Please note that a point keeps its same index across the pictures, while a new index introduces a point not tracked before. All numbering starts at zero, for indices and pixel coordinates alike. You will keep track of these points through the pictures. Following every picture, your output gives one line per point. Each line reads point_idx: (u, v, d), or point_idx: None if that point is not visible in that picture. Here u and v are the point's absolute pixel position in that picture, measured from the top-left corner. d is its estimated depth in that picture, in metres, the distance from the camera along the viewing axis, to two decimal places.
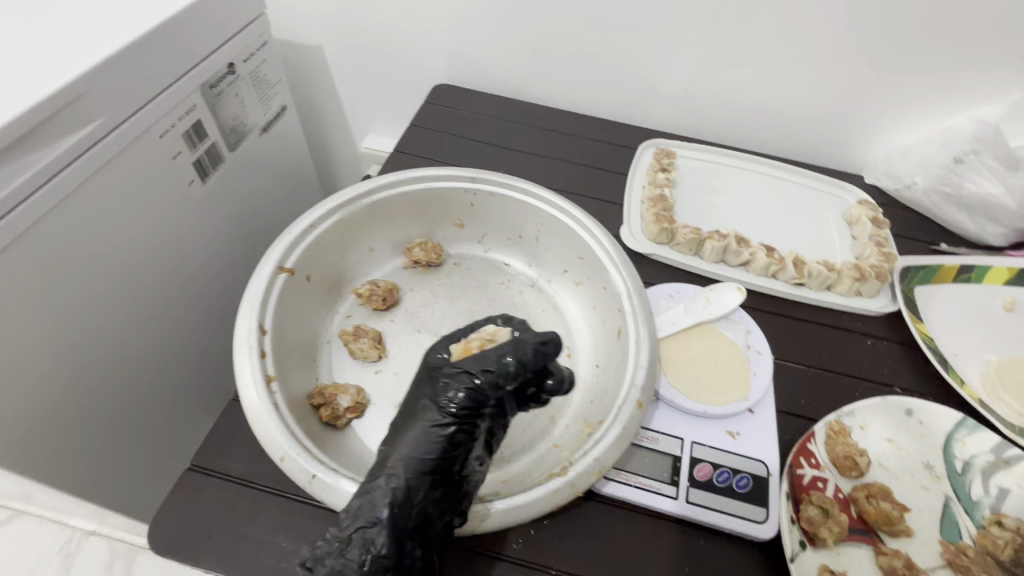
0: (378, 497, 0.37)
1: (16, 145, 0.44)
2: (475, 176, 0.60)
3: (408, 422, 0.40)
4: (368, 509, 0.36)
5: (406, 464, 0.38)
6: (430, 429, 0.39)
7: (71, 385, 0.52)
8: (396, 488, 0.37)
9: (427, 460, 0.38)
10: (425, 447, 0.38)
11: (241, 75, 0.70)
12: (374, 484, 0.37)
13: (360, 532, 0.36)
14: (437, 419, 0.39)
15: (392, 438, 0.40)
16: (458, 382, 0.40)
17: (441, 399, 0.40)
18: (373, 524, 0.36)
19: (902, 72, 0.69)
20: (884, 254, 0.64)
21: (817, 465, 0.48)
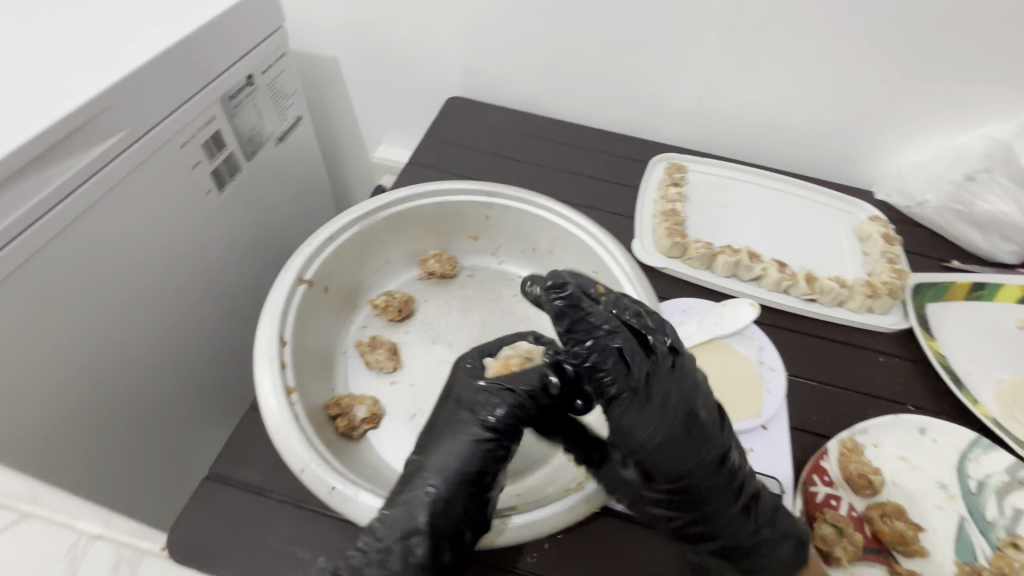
0: (417, 507, 0.37)
1: (45, 154, 0.45)
2: (491, 190, 0.61)
3: (443, 433, 0.40)
4: (407, 520, 0.37)
5: (448, 477, 0.38)
6: (470, 443, 0.39)
7: (89, 391, 0.53)
8: (437, 500, 0.37)
9: (466, 473, 0.38)
10: (464, 462, 0.38)
11: (260, 87, 0.72)
12: (411, 496, 0.37)
13: (401, 543, 0.36)
14: (478, 433, 0.39)
15: (427, 449, 0.40)
16: (501, 398, 0.40)
17: (483, 415, 0.39)
18: (412, 535, 0.36)
19: (912, 89, 0.70)
20: (896, 271, 0.64)
21: (829, 483, 0.48)
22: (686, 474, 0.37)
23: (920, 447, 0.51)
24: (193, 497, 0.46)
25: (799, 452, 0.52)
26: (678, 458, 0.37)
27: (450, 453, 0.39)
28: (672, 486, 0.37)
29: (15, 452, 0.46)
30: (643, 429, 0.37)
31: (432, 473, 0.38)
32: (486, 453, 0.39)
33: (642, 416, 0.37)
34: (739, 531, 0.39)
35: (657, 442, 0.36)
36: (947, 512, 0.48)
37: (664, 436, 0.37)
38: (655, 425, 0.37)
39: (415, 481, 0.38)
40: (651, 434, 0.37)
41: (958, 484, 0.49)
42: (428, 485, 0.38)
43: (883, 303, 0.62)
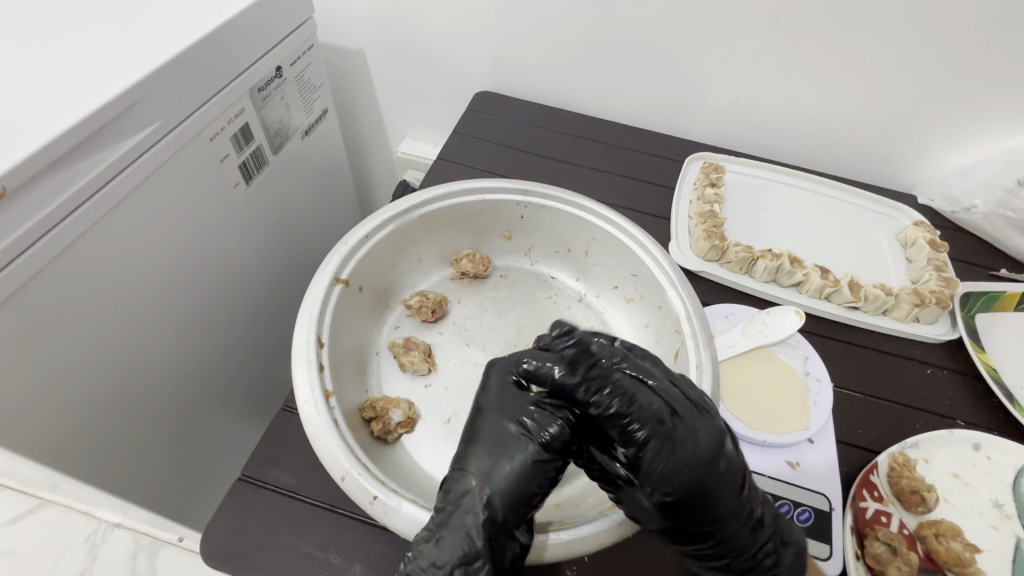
0: (475, 530, 0.35)
1: (77, 149, 0.44)
2: (527, 188, 0.59)
3: (495, 448, 0.37)
4: (466, 544, 0.35)
5: (504, 499, 0.36)
6: (530, 464, 0.36)
7: (117, 387, 0.52)
8: (490, 522, 0.35)
9: (526, 495, 0.36)
10: (518, 482, 0.36)
11: (288, 79, 0.70)
12: (461, 518, 0.35)
13: (462, 569, 0.34)
14: (538, 454, 0.37)
15: (477, 466, 0.36)
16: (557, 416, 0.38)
17: (540, 434, 0.38)
18: (463, 562, 0.34)
19: (966, 90, 0.67)
20: (944, 279, 0.61)
21: (879, 499, 0.47)
22: (711, 507, 0.35)
23: (974, 463, 0.50)
24: (226, 499, 0.45)
25: (845, 467, 0.50)
26: (704, 494, 0.34)
27: (507, 472, 0.36)
28: (694, 518, 0.35)
29: (45, 450, 0.45)
30: (669, 469, 0.34)
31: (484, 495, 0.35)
32: (543, 473, 0.37)
33: (671, 457, 0.34)
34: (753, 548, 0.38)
35: (685, 480, 0.34)
36: (1002, 533, 0.47)
37: (690, 473, 0.34)
38: (684, 463, 0.34)
39: (462, 501, 0.36)
40: (679, 473, 0.34)
41: (1013, 504, 0.48)
42: (483, 507, 0.35)
43: (929, 312, 0.59)
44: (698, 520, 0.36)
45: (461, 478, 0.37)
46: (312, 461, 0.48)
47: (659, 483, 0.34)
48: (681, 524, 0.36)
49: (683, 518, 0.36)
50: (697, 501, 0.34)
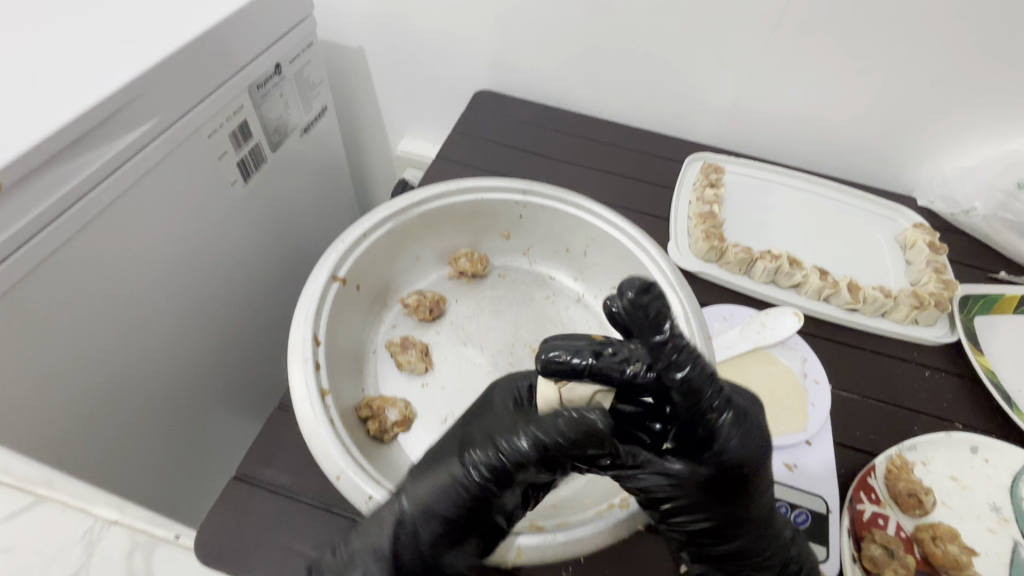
0: (386, 527, 0.36)
1: (74, 146, 0.44)
2: (526, 188, 0.59)
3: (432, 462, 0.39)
4: (372, 540, 0.36)
5: (416, 506, 0.37)
6: (450, 478, 0.37)
7: (113, 386, 0.52)
8: (484, 488, 0.36)
9: (441, 506, 0.37)
10: (518, 456, 0.36)
11: (287, 76, 0.70)
12: (455, 483, 0.37)
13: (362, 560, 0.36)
14: (458, 469, 0.37)
15: (489, 437, 0.38)
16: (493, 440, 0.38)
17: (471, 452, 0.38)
18: (437, 524, 0.36)
19: (966, 92, 0.66)
20: (943, 281, 0.61)
21: (877, 501, 0.47)
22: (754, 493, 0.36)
23: (972, 466, 0.50)
24: (221, 498, 0.45)
25: (843, 469, 0.50)
26: (753, 478, 0.35)
27: (516, 446, 0.36)
28: (739, 505, 0.36)
29: (39, 446, 0.45)
30: (738, 442, 0.35)
31: (490, 461, 0.37)
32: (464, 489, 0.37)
33: (742, 431, 0.35)
34: (775, 548, 0.38)
35: (747, 458, 0.35)
36: (1000, 536, 0.47)
37: (751, 451, 0.35)
38: (750, 438, 0.35)
39: (463, 464, 0.37)
40: (744, 450, 0.35)
41: (1011, 507, 0.48)
42: (477, 474, 0.37)
43: (928, 315, 0.59)
44: (739, 508, 0.36)
45: (474, 445, 0.38)
46: (308, 460, 0.48)
47: (721, 458, 0.34)
48: (721, 513, 0.36)
49: (727, 505, 0.36)
50: (745, 485, 0.35)
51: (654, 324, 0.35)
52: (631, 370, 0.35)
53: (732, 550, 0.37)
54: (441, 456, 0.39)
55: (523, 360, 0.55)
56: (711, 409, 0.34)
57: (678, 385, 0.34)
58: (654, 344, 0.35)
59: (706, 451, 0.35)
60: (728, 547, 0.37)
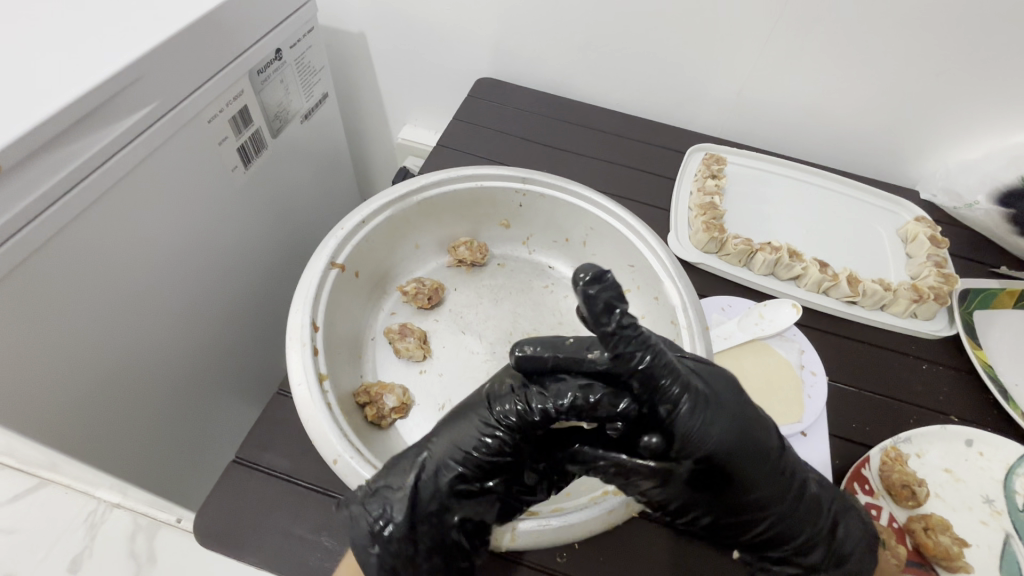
0: (410, 464, 0.38)
1: (72, 129, 0.43)
2: (525, 176, 0.59)
3: (460, 413, 0.40)
4: (398, 474, 0.38)
5: (442, 453, 0.38)
6: (477, 428, 0.39)
7: (113, 370, 0.52)
8: (509, 438, 0.38)
9: (466, 455, 0.38)
10: (554, 411, 0.38)
11: (287, 62, 0.69)
12: (481, 434, 0.39)
13: (384, 491, 0.37)
14: (487, 420, 0.39)
15: (519, 389, 0.40)
16: (518, 396, 0.39)
17: (497, 405, 0.39)
18: (458, 469, 0.38)
19: (973, 85, 0.66)
20: (943, 275, 0.61)
21: (869, 492, 0.48)
22: (749, 485, 0.37)
23: (965, 459, 0.50)
24: (220, 482, 0.46)
25: (837, 460, 0.51)
26: (740, 467, 0.36)
27: (551, 404, 0.38)
28: (732, 495, 0.37)
29: (42, 428, 0.46)
30: (703, 430, 0.35)
31: (521, 411, 0.38)
32: (486, 443, 0.38)
33: (706, 417, 0.35)
34: (805, 533, 0.40)
35: (720, 446, 0.35)
36: (992, 529, 0.47)
37: (726, 440, 0.36)
38: (715, 423, 0.35)
39: (493, 414, 0.39)
40: (713, 440, 0.35)
41: (1004, 500, 0.48)
42: (504, 423, 0.39)
43: (927, 308, 0.59)
44: (733, 498, 0.37)
45: (502, 398, 0.40)
46: (306, 445, 0.48)
47: (700, 448, 0.35)
48: (714, 504, 0.37)
49: (720, 494, 0.37)
50: (735, 475, 0.36)
51: (605, 313, 0.33)
52: (592, 360, 0.37)
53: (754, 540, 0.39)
54: (468, 405, 0.40)
55: None
56: (668, 399, 0.35)
57: (630, 371, 0.35)
58: (605, 336, 0.33)
59: (679, 449, 0.35)
60: (750, 535, 0.39)
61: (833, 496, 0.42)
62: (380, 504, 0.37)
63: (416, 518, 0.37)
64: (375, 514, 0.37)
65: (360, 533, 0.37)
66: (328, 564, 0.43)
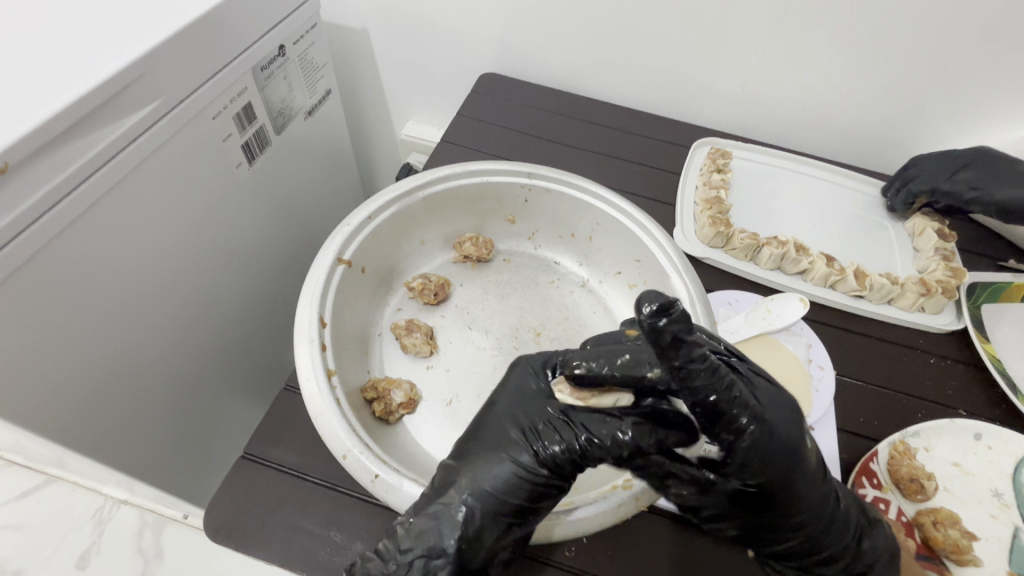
0: (448, 524, 0.36)
1: (79, 126, 0.43)
2: (531, 171, 0.59)
3: (490, 452, 0.39)
4: (435, 537, 0.35)
5: (483, 506, 0.36)
6: (516, 473, 0.37)
7: (116, 369, 0.52)
8: (551, 474, 0.38)
9: (509, 502, 0.37)
10: (605, 449, 0.38)
11: (291, 58, 0.69)
12: (525, 474, 0.38)
13: (422, 560, 0.35)
14: (528, 463, 0.38)
15: (561, 426, 0.39)
16: (563, 437, 0.39)
17: (538, 446, 0.39)
18: (506, 518, 0.37)
19: (980, 77, 0.65)
20: (951, 270, 0.61)
21: (877, 486, 0.48)
22: (801, 505, 0.38)
23: (975, 453, 0.50)
24: (228, 477, 0.46)
25: (845, 454, 0.50)
26: (793, 489, 0.37)
27: (609, 438, 0.38)
28: (777, 514, 0.38)
29: (49, 424, 0.46)
30: (760, 460, 0.35)
31: (568, 449, 0.38)
32: (530, 487, 0.38)
33: (773, 443, 0.35)
34: (834, 547, 0.40)
35: (773, 469, 0.35)
36: (1001, 522, 0.47)
37: (778, 466, 0.36)
38: (771, 453, 0.35)
39: (535, 453, 0.38)
40: (768, 468, 0.35)
41: (1013, 494, 0.48)
42: (548, 460, 0.38)
43: (935, 302, 0.59)
44: (779, 517, 0.38)
45: (545, 435, 0.39)
46: (314, 440, 0.49)
47: (760, 474, 0.36)
48: (757, 522, 0.39)
49: (761, 513, 0.38)
50: (788, 499, 0.37)
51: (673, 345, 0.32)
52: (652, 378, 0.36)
53: (787, 549, 0.40)
54: (496, 444, 0.39)
55: (527, 344, 0.55)
56: (733, 428, 0.35)
57: (700, 403, 0.34)
58: (674, 369, 0.33)
59: (738, 471, 0.36)
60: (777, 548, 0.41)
61: (857, 509, 0.42)
62: (422, 574, 0.35)
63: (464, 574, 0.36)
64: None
65: None
66: (337, 558, 0.43)
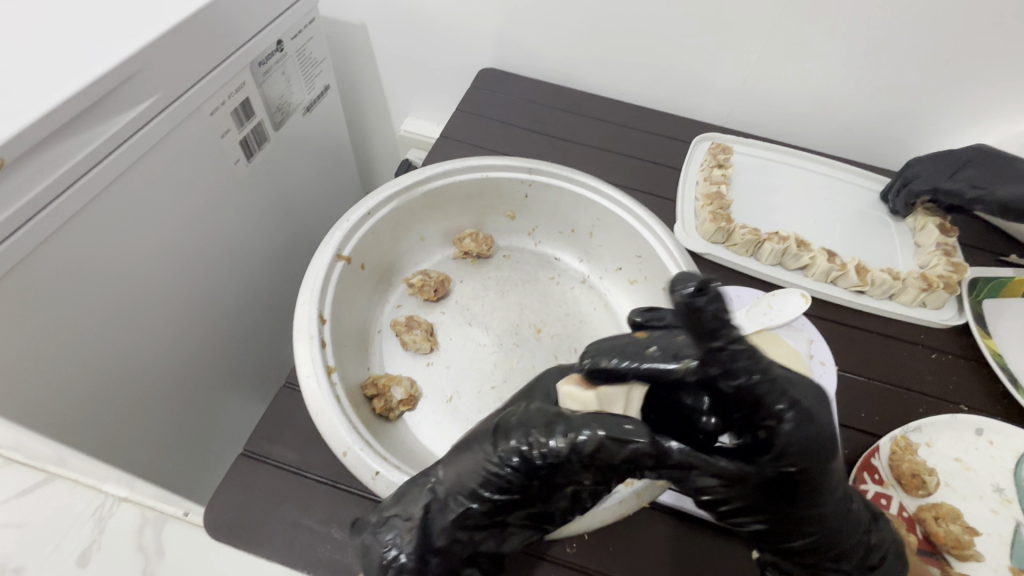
0: (423, 494, 0.38)
1: (77, 121, 0.43)
2: (531, 166, 0.59)
3: (468, 445, 0.40)
4: (410, 504, 0.38)
5: (448, 488, 0.38)
6: (480, 465, 0.38)
7: (116, 365, 0.52)
8: (512, 474, 0.38)
9: (471, 490, 0.38)
10: (556, 454, 0.36)
11: (289, 53, 0.69)
12: (486, 470, 0.38)
13: (396, 523, 0.37)
14: (488, 456, 0.38)
15: (525, 427, 0.38)
16: (522, 436, 0.38)
17: (502, 442, 0.39)
18: (465, 504, 0.38)
19: (982, 71, 0.65)
20: (953, 264, 0.61)
21: (879, 481, 0.48)
22: (821, 497, 0.37)
23: (976, 448, 0.50)
24: (228, 474, 0.46)
25: (846, 450, 0.50)
26: (819, 483, 0.36)
27: (554, 446, 0.37)
28: (800, 507, 0.37)
29: (48, 421, 0.46)
30: (802, 445, 0.36)
31: (525, 449, 0.38)
32: (487, 479, 0.38)
33: (809, 431, 0.36)
34: (846, 545, 0.38)
35: (808, 459, 0.36)
36: (1002, 517, 0.47)
37: (817, 453, 0.36)
38: (812, 443, 0.36)
39: (497, 450, 0.38)
40: (806, 454, 0.36)
41: (1014, 489, 0.48)
42: (508, 461, 0.38)
43: (937, 298, 0.59)
44: (798, 509, 0.37)
45: (510, 432, 0.39)
46: (314, 437, 0.48)
47: (794, 461, 0.36)
48: (778, 514, 0.37)
49: (781, 504, 0.37)
50: (811, 488, 0.36)
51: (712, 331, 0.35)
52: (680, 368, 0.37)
53: (804, 546, 0.38)
54: (475, 439, 0.40)
55: (527, 341, 0.55)
56: (773, 413, 0.36)
57: (738, 389, 0.36)
58: (711, 350, 0.35)
59: (771, 456, 0.36)
60: (794, 542, 0.38)
61: (863, 505, 0.41)
62: (391, 536, 0.37)
63: (427, 550, 0.37)
64: (388, 544, 0.37)
65: (372, 561, 0.37)
66: (337, 555, 0.43)
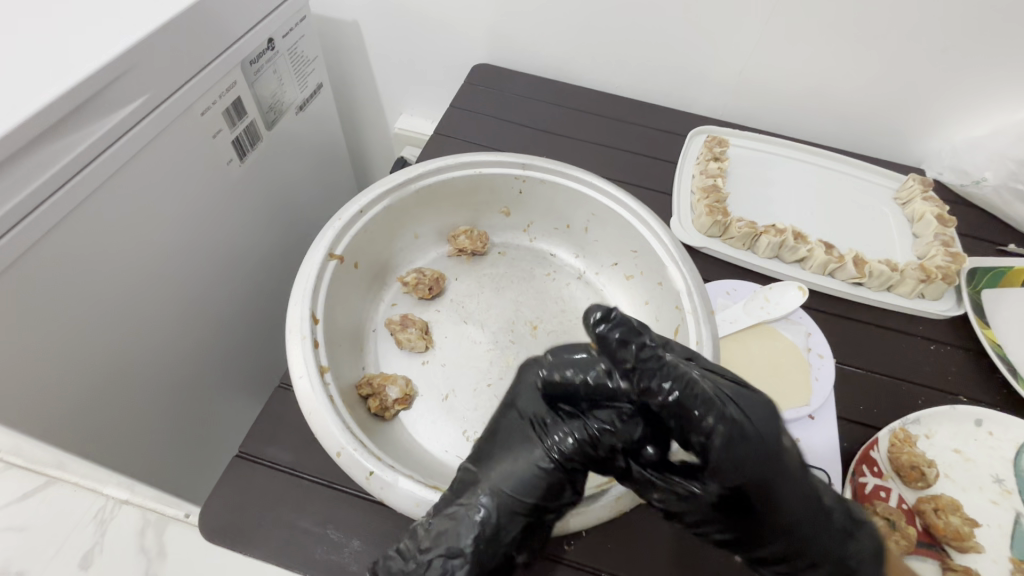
0: (463, 523, 0.36)
1: (62, 124, 0.42)
2: (525, 162, 0.58)
3: (506, 451, 0.39)
4: (452, 538, 0.36)
5: (497, 504, 0.37)
6: (530, 467, 0.38)
7: (101, 369, 0.50)
8: (561, 471, 0.38)
9: (519, 499, 0.37)
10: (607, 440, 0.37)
11: (280, 51, 0.68)
12: (534, 470, 0.38)
13: (443, 560, 0.36)
14: (540, 458, 0.38)
15: (571, 420, 0.39)
16: (569, 429, 0.38)
17: (548, 438, 0.39)
18: (520, 519, 0.37)
19: (979, 59, 0.64)
20: (950, 254, 0.60)
21: (879, 474, 0.47)
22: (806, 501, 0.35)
23: (976, 439, 0.50)
24: (224, 476, 0.46)
25: (845, 443, 0.50)
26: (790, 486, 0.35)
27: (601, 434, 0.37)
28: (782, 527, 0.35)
29: (41, 426, 0.45)
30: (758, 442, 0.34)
31: (578, 444, 0.38)
32: (542, 481, 0.38)
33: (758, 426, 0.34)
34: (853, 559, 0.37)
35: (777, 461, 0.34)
36: (1003, 508, 0.47)
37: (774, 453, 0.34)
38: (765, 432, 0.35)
39: (545, 448, 0.38)
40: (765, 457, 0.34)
41: (1015, 479, 0.48)
42: (562, 453, 0.38)
43: (935, 288, 0.59)
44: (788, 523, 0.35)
45: (555, 427, 0.39)
46: (311, 439, 0.48)
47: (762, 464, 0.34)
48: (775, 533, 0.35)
49: (757, 524, 0.35)
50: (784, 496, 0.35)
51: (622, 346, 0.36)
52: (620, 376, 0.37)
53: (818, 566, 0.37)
54: (511, 443, 0.39)
55: (524, 338, 0.55)
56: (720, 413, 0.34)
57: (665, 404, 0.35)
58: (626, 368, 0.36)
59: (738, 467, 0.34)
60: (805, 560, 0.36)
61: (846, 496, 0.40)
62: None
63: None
64: None
65: None
66: (334, 556, 0.42)
